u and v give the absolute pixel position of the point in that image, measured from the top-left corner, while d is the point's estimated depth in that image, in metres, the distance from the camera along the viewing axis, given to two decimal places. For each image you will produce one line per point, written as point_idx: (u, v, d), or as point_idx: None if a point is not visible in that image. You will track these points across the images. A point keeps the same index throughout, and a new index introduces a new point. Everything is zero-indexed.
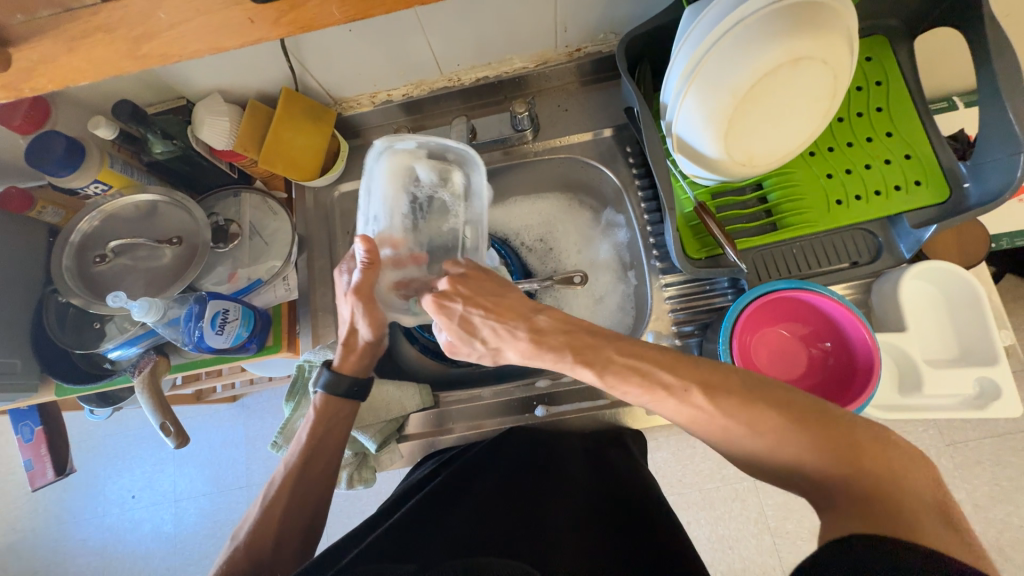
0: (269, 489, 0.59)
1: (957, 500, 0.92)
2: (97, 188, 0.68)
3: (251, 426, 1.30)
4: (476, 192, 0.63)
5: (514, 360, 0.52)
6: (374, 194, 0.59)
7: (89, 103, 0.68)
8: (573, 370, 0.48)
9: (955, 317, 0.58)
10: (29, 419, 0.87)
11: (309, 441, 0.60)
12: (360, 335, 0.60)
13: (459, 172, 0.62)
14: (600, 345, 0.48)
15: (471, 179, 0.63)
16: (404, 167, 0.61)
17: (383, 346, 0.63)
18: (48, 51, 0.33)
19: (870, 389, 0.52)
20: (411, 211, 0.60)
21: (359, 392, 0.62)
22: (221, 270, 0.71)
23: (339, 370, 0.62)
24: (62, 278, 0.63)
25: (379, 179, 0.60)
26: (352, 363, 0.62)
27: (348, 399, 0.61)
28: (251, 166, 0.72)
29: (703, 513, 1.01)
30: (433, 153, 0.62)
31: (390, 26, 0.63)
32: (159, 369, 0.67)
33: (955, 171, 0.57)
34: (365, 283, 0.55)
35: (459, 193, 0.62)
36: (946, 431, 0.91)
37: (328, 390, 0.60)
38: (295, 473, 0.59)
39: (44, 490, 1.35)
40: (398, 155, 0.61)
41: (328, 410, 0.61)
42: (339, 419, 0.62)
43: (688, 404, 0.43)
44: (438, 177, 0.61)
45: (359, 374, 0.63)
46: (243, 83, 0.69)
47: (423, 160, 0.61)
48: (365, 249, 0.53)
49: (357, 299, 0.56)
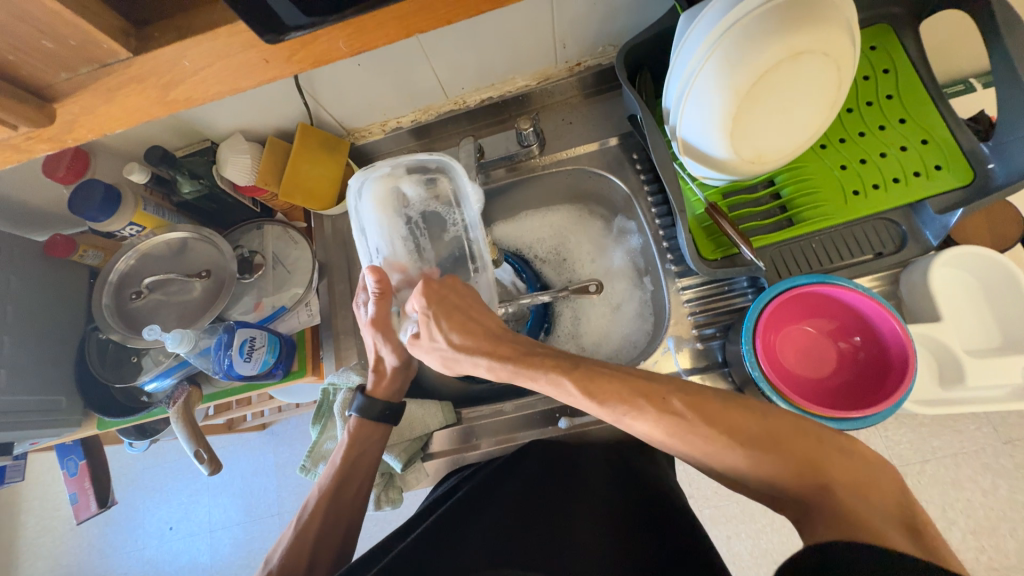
0: (302, 512, 0.60)
1: (1020, 502, 0.85)
2: (132, 229, 0.72)
3: (281, 454, 1.32)
4: (466, 196, 0.63)
5: (485, 371, 0.55)
6: (370, 225, 0.60)
7: (121, 151, 0.73)
8: (552, 379, 0.49)
9: (993, 304, 0.55)
10: (74, 454, 0.91)
11: (344, 463, 0.61)
12: (386, 360, 0.64)
13: (443, 181, 0.62)
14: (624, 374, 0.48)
15: (455, 183, 0.62)
16: (390, 192, 0.61)
17: (413, 367, 0.66)
18: (88, 103, 0.36)
19: (908, 381, 0.49)
20: (410, 231, 0.62)
21: (392, 414, 0.63)
22: (248, 300, 0.74)
23: (372, 394, 0.64)
24: (102, 315, 0.67)
25: (368, 208, 0.61)
26: (385, 386, 0.64)
27: (381, 423, 0.63)
28: (272, 199, 0.76)
29: (744, 526, 0.97)
30: (412, 168, 0.62)
31: (397, 57, 0.66)
32: (192, 400, 0.69)
33: (977, 152, 0.55)
34: (380, 312, 0.59)
35: (449, 201, 0.62)
36: (1000, 427, 0.86)
37: (362, 414, 0.62)
38: (331, 497, 0.60)
39: (88, 525, 1.40)
40: (379, 181, 0.61)
41: (361, 433, 0.62)
42: (371, 443, 0.63)
43: (672, 422, 0.44)
44: (424, 191, 0.62)
45: (391, 399, 0.65)
46: (263, 122, 0.73)
47: (406, 179, 0.62)
48: (374, 280, 0.56)
49: (375, 330, 0.60)
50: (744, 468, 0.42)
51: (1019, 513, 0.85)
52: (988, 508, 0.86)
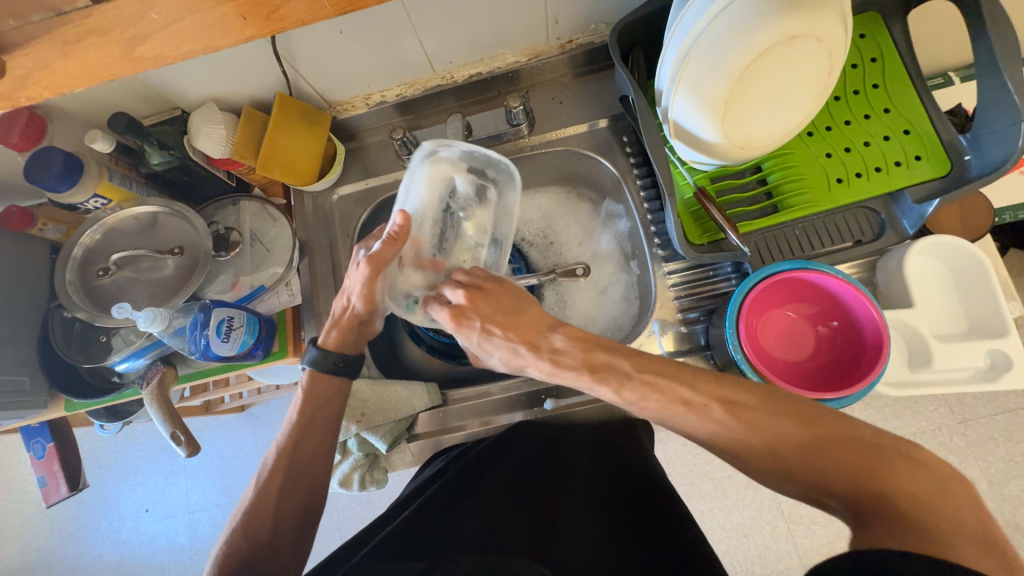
0: (262, 470, 0.57)
1: (969, 477, 0.91)
2: (97, 203, 0.68)
3: (262, 435, 1.30)
4: (505, 213, 0.65)
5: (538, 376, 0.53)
6: (411, 192, 0.59)
7: (83, 118, 0.68)
8: (592, 387, 0.49)
9: (962, 291, 0.58)
10: (40, 436, 0.87)
11: (300, 419, 0.58)
12: (350, 307, 0.58)
13: (495, 190, 0.64)
14: (620, 357, 0.48)
15: (506, 195, 0.65)
16: (444, 175, 0.61)
17: (370, 326, 0.61)
18: (42, 57, 0.33)
19: (882, 364, 0.51)
20: (440, 215, 0.60)
21: (346, 367, 0.60)
22: (224, 278, 0.71)
23: (325, 347, 0.60)
24: (65, 293, 0.64)
25: (417, 179, 0.60)
26: (336, 337, 0.60)
27: (338, 377, 0.60)
28: (249, 173, 0.72)
29: (716, 501, 1.01)
30: (475, 166, 0.63)
31: (382, 25, 0.62)
32: (167, 380, 0.67)
33: (955, 144, 0.56)
34: (384, 252, 0.53)
35: (490, 208, 0.63)
36: (956, 409, 0.92)
37: (314, 367, 0.59)
38: (288, 453, 0.57)
39: (58, 508, 1.36)
40: (441, 162, 0.61)
41: (317, 388, 0.59)
42: (337, 403, 0.61)
43: (658, 405, 0.45)
44: (473, 189, 0.62)
45: (344, 350, 0.61)
46: (237, 90, 0.69)
47: (465, 173, 0.62)
48: (399, 223, 0.52)
49: (365, 267, 0.53)
50: (721, 438, 0.44)
51: None
52: None
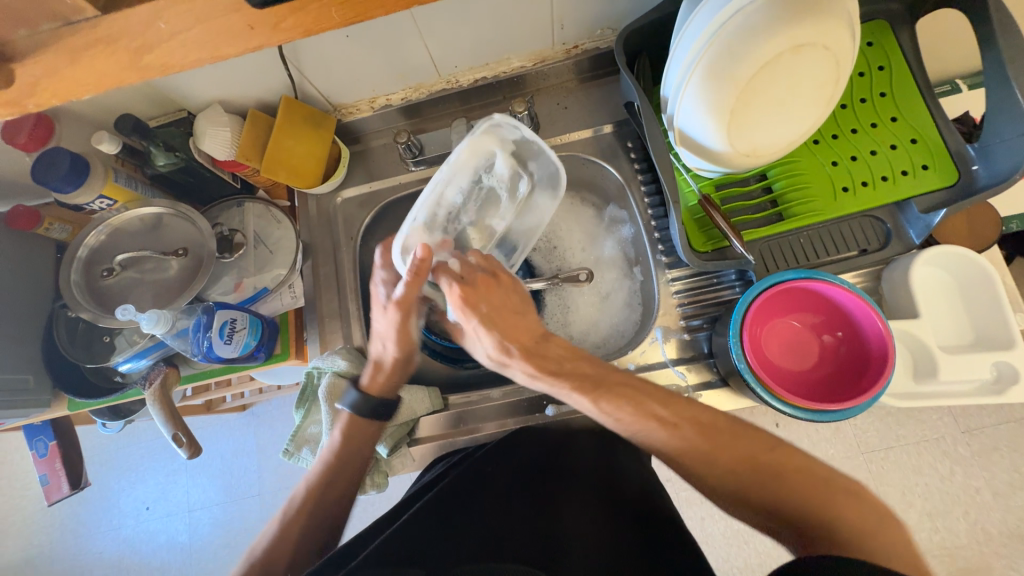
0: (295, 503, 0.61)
1: (974, 488, 0.90)
2: (102, 203, 0.68)
3: (263, 434, 1.30)
4: (534, 211, 0.64)
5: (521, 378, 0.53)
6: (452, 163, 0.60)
7: (90, 118, 0.68)
8: (569, 396, 0.50)
9: (968, 302, 0.57)
10: (43, 434, 0.88)
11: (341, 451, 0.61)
12: (386, 354, 0.61)
13: (529, 183, 0.63)
14: (606, 372, 0.51)
15: (538, 195, 0.63)
16: (487, 150, 0.61)
17: (413, 364, 0.62)
18: (52, 64, 0.33)
19: (887, 376, 0.50)
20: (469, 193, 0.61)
21: (386, 412, 0.61)
22: (227, 280, 0.71)
23: (368, 391, 0.62)
24: (70, 293, 0.64)
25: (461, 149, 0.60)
26: (382, 381, 0.62)
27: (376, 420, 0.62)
28: (253, 175, 0.72)
29: (716, 508, 1.00)
30: (519, 147, 0.62)
31: (388, 30, 0.63)
32: (169, 381, 0.67)
33: (962, 154, 0.56)
34: (409, 293, 0.55)
35: (518, 202, 0.63)
36: (961, 419, 0.92)
37: (356, 411, 0.60)
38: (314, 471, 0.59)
39: (59, 505, 1.36)
40: (488, 133, 0.61)
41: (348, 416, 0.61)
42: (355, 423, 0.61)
43: None
44: (510, 174, 0.62)
45: (387, 395, 0.62)
46: (243, 93, 0.69)
47: (507, 152, 0.61)
48: (420, 256, 0.52)
49: (398, 310, 0.56)
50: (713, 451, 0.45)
51: (973, 498, 0.90)
52: (945, 494, 0.91)
